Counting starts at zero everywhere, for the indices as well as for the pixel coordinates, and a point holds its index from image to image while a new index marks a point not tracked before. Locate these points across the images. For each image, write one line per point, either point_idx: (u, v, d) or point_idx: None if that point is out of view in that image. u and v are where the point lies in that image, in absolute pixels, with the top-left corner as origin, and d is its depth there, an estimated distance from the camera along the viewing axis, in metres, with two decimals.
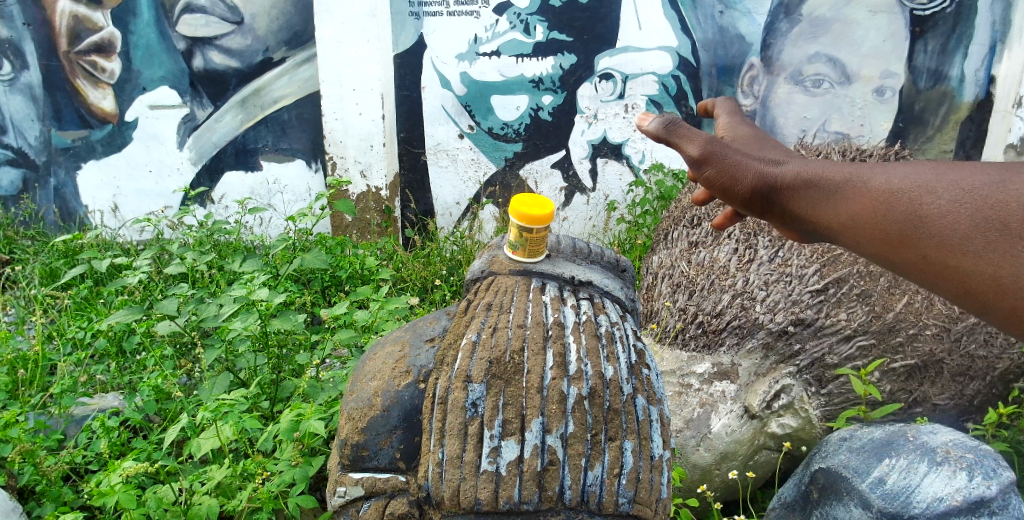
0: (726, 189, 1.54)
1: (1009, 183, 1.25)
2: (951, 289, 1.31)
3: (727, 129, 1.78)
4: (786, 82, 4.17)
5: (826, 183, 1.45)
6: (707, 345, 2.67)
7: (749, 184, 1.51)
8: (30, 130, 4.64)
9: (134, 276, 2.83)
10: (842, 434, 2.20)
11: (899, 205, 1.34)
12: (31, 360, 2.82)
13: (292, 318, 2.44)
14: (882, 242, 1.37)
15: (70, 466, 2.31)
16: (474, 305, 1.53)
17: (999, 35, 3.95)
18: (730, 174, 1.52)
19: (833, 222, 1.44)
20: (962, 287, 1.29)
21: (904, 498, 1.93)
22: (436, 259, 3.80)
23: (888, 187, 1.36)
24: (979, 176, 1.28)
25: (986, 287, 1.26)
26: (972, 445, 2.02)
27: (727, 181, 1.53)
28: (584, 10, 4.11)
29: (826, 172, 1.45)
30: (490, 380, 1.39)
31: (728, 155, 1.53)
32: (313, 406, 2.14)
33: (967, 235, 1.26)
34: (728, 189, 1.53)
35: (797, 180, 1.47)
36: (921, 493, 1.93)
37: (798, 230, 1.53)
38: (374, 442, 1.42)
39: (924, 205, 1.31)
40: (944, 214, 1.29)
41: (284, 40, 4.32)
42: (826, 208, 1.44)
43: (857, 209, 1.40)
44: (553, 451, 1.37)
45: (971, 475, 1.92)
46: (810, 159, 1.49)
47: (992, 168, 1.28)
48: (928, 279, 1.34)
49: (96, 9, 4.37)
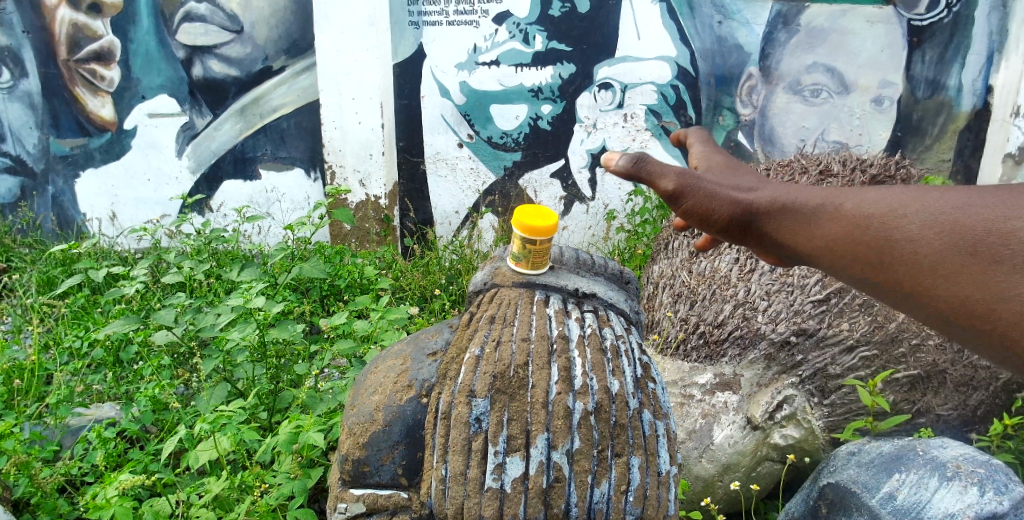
0: (703, 219, 1.51)
1: (976, 208, 1.24)
2: (927, 314, 1.28)
3: (701, 158, 1.71)
4: (784, 92, 4.16)
5: (800, 209, 1.43)
6: (709, 356, 2.63)
7: (725, 212, 1.49)
8: (28, 137, 4.62)
9: (132, 286, 2.81)
10: (851, 449, 2.19)
11: (869, 230, 1.33)
12: (27, 369, 2.79)
13: (291, 327, 2.42)
14: (857, 267, 1.35)
15: (65, 478, 2.29)
16: (477, 319, 1.52)
17: (996, 44, 3.95)
18: (705, 203, 1.50)
19: (809, 247, 1.41)
20: (936, 312, 1.26)
21: (915, 514, 1.91)
22: (435, 267, 3.77)
23: (859, 212, 1.35)
24: (946, 201, 1.27)
25: (959, 311, 1.23)
26: (983, 461, 1.99)
27: (703, 211, 1.50)
28: (582, 20, 4.11)
29: (798, 198, 1.44)
30: (494, 394, 1.37)
31: (701, 184, 1.51)
32: (312, 418, 2.12)
33: (936, 259, 1.25)
34: (705, 219, 1.51)
35: (772, 206, 1.46)
36: (932, 509, 1.90)
37: (778, 256, 1.51)
38: (375, 458, 1.39)
39: (892, 230, 1.30)
40: (913, 238, 1.28)
41: (284, 49, 4.32)
42: (802, 234, 1.42)
43: (830, 234, 1.38)
44: (559, 468, 1.34)
45: (982, 490, 1.89)
46: (784, 185, 1.48)
47: (958, 192, 1.27)
48: (904, 304, 1.31)
49: (95, 17, 4.37)
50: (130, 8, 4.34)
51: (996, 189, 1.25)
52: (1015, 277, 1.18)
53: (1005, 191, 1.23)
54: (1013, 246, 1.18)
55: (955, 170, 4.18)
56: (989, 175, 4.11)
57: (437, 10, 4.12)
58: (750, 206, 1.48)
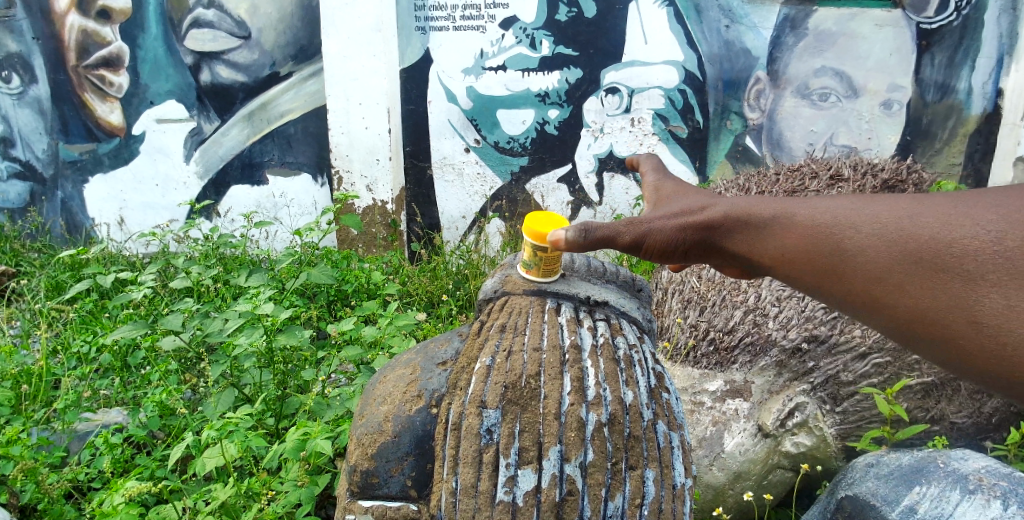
0: (661, 252, 1.48)
1: (927, 215, 1.19)
2: (882, 324, 1.24)
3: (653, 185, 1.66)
4: (792, 96, 4.13)
5: (752, 224, 1.38)
6: (720, 363, 2.61)
7: (681, 238, 1.45)
8: (38, 143, 4.64)
9: (140, 290, 2.79)
10: (868, 460, 1.92)
11: (821, 239, 1.28)
12: (34, 374, 2.78)
13: (298, 333, 2.40)
14: (812, 278, 1.30)
15: (72, 484, 2.27)
16: (488, 327, 1.50)
17: (1006, 47, 3.92)
18: (661, 236, 1.46)
19: (765, 261, 1.37)
20: (890, 321, 1.22)
21: None
22: (442, 272, 3.75)
23: (812, 222, 1.31)
24: (897, 209, 1.23)
25: (911, 320, 1.19)
26: (1006, 473, 1.73)
27: (659, 244, 1.47)
28: (589, 25, 4.10)
29: (751, 212, 1.39)
30: (505, 405, 1.35)
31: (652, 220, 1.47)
32: (319, 425, 2.10)
33: (886, 267, 1.20)
34: (663, 251, 1.48)
35: (727, 222, 1.41)
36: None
37: (741, 269, 1.47)
38: (384, 469, 1.37)
39: (844, 238, 1.26)
40: (863, 248, 1.23)
41: (291, 55, 4.32)
42: (757, 248, 1.38)
43: (784, 246, 1.33)
44: (572, 481, 1.32)
45: (1006, 504, 1.64)
46: (737, 199, 1.43)
47: (910, 200, 1.24)
48: (860, 313, 1.26)
49: (104, 23, 4.38)
50: (138, 15, 4.35)
51: (948, 197, 1.21)
52: (962, 285, 1.13)
53: (955, 199, 1.19)
54: (960, 254, 1.14)
55: (965, 174, 4.14)
56: (1000, 179, 4.07)
57: (443, 15, 4.12)
58: (705, 227, 1.43)
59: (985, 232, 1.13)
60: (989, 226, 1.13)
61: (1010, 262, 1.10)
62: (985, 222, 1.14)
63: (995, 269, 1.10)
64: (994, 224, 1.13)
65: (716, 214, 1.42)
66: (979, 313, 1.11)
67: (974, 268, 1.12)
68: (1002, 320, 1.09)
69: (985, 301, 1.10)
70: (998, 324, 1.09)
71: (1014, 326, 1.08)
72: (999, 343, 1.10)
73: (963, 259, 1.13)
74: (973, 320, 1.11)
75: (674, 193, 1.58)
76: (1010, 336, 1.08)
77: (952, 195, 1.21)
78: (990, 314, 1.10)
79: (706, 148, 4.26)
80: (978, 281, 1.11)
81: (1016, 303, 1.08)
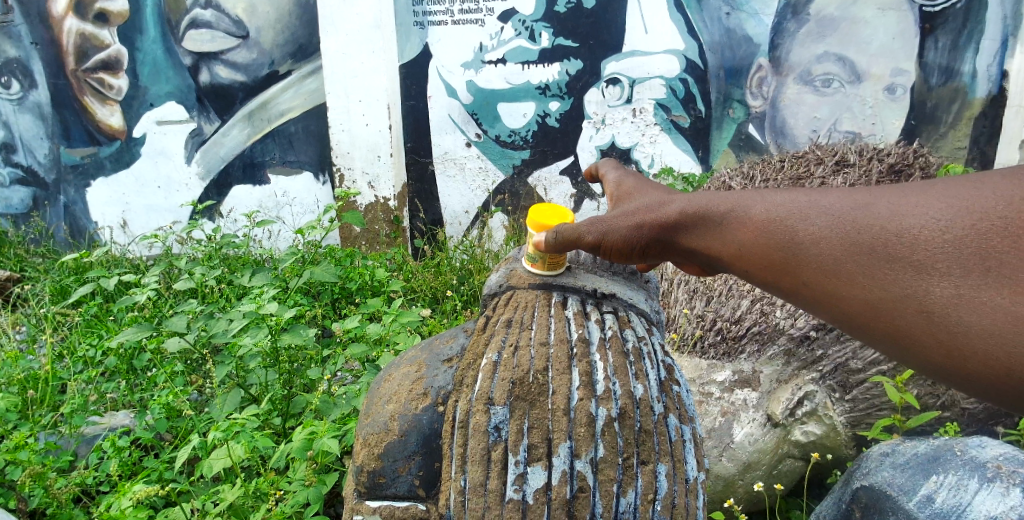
0: (619, 250, 1.46)
1: (879, 204, 1.14)
2: (835, 317, 1.17)
3: (614, 181, 1.64)
4: (795, 83, 4.10)
5: (708, 220, 1.33)
6: (727, 353, 2.60)
7: (638, 237, 1.42)
8: (39, 148, 4.64)
9: (143, 292, 2.77)
10: (883, 450, 1.90)
11: (775, 232, 1.23)
12: (41, 379, 2.77)
13: (303, 332, 2.38)
14: (767, 272, 1.25)
15: (80, 488, 2.25)
16: (494, 322, 1.48)
17: (1010, 29, 3.88)
18: (618, 235, 1.44)
19: (722, 257, 1.32)
20: (843, 315, 1.15)
21: None
22: (446, 267, 3.72)
23: (768, 215, 1.25)
24: (850, 199, 1.18)
25: (863, 312, 1.12)
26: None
27: (616, 243, 1.45)
28: (589, 16, 4.06)
29: (707, 207, 1.34)
30: (514, 401, 1.33)
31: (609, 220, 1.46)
32: (326, 424, 2.08)
33: (837, 257, 1.15)
34: (621, 250, 1.46)
35: (684, 219, 1.36)
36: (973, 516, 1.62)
37: (701, 266, 1.42)
38: (391, 469, 1.36)
39: (798, 231, 1.20)
40: (816, 240, 1.18)
41: (289, 53, 4.29)
42: (714, 243, 1.33)
43: (740, 240, 1.28)
44: (583, 478, 1.30)
45: None
46: (694, 195, 1.38)
47: (864, 190, 1.18)
48: (814, 308, 1.20)
49: (102, 26, 4.37)
50: (135, 17, 4.33)
51: (903, 187, 1.15)
52: (914, 275, 1.07)
53: (910, 188, 1.14)
54: (911, 242, 1.08)
55: (971, 158, 4.10)
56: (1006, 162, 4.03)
57: (442, 10, 4.09)
58: (662, 225, 1.39)
59: (935, 221, 1.08)
60: (939, 214, 1.08)
61: (961, 250, 1.04)
62: (935, 210, 1.08)
63: (946, 258, 1.05)
64: (944, 213, 1.08)
65: (673, 212, 1.38)
66: (930, 302, 1.05)
67: (925, 256, 1.06)
68: (953, 309, 1.03)
69: (936, 291, 1.04)
70: (950, 314, 1.03)
71: (966, 316, 1.02)
72: (950, 335, 1.03)
73: (914, 248, 1.08)
74: (924, 311, 1.06)
75: (636, 189, 1.55)
76: (962, 326, 1.02)
77: (907, 185, 1.15)
78: (940, 303, 1.04)
79: (709, 137, 4.22)
80: (928, 270, 1.06)
81: (967, 292, 1.02)
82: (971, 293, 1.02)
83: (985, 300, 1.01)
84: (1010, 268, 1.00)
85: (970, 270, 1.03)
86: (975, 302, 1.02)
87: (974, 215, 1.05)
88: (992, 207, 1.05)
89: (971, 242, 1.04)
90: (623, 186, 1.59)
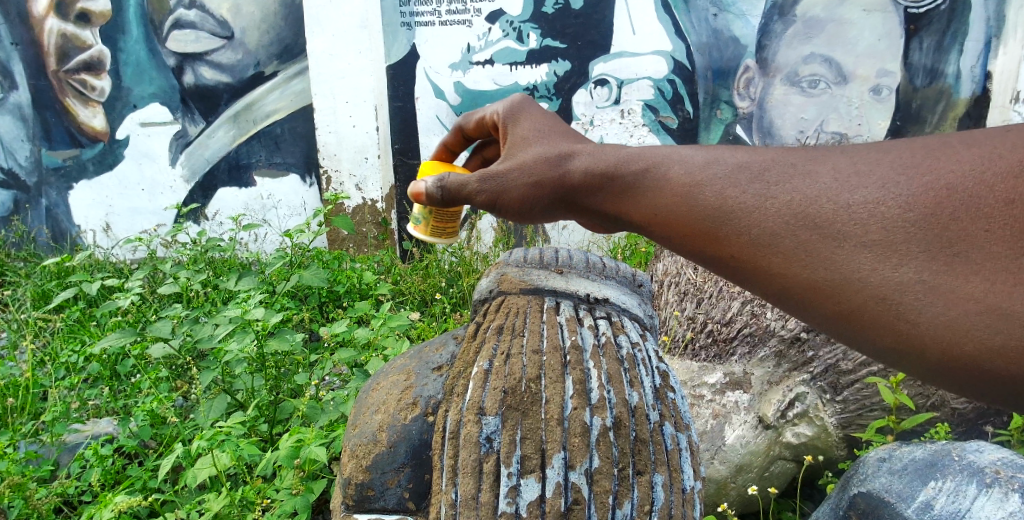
0: (516, 209, 1.40)
1: (821, 172, 1.03)
2: (772, 295, 1.06)
3: (505, 114, 1.54)
4: (782, 84, 4.08)
5: (624, 183, 1.24)
6: (719, 355, 2.58)
7: (537, 195, 1.36)
8: (20, 150, 4.56)
9: (126, 297, 2.70)
10: (880, 455, 1.87)
11: (703, 200, 1.11)
12: (21, 387, 2.71)
13: (290, 337, 2.33)
14: (698, 244, 1.12)
15: (62, 498, 2.19)
16: (485, 329, 1.46)
17: (994, 30, 3.90)
18: (515, 193, 1.39)
19: (639, 221, 1.22)
20: (781, 293, 1.04)
21: None
22: (435, 270, 3.69)
23: (687, 178, 1.15)
24: (780, 163, 1.07)
25: (804, 292, 1.01)
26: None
27: (513, 202, 1.39)
28: (577, 16, 4.04)
29: (620, 168, 1.24)
30: (505, 411, 1.28)
31: (502, 179, 1.39)
32: (314, 431, 2.03)
33: (776, 233, 1.03)
34: (518, 208, 1.40)
35: (590, 180, 1.29)
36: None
37: (604, 225, 1.35)
38: (380, 481, 1.33)
39: (726, 197, 1.09)
40: (751, 211, 1.06)
41: (276, 54, 4.27)
42: (633, 209, 1.22)
43: (661, 205, 1.17)
44: (577, 489, 1.24)
45: None
46: (597, 148, 1.31)
47: (799, 150, 1.09)
48: (750, 284, 1.08)
49: (84, 27, 4.32)
50: (118, 17, 4.29)
51: (847, 149, 1.05)
52: (866, 255, 0.95)
53: (860, 153, 1.03)
54: (865, 220, 0.97)
55: None
56: None
57: (429, 10, 4.06)
58: (561, 184, 1.33)
59: (893, 196, 0.96)
60: (897, 188, 0.97)
61: (925, 231, 0.93)
62: (893, 184, 0.97)
63: (909, 240, 0.93)
64: (905, 187, 0.96)
65: (575, 170, 1.31)
66: (887, 288, 0.94)
67: (883, 236, 0.95)
68: (914, 297, 0.92)
69: (896, 276, 0.93)
70: (911, 301, 0.93)
71: (931, 304, 0.92)
72: (911, 324, 0.93)
73: (869, 226, 0.96)
74: (880, 296, 0.95)
75: (527, 134, 1.45)
76: (925, 315, 0.92)
77: (856, 147, 1.05)
78: (900, 289, 0.93)
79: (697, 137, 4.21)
80: (887, 251, 0.94)
81: (933, 278, 0.92)
82: (937, 280, 0.92)
83: (952, 287, 0.91)
84: (981, 254, 0.91)
85: (936, 255, 0.92)
86: (942, 289, 0.91)
87: (940, 191, 0.94)
88: (958, 181, 0.94)
89: (937, 222, 0.93)
90: (515, 131, 1.49)
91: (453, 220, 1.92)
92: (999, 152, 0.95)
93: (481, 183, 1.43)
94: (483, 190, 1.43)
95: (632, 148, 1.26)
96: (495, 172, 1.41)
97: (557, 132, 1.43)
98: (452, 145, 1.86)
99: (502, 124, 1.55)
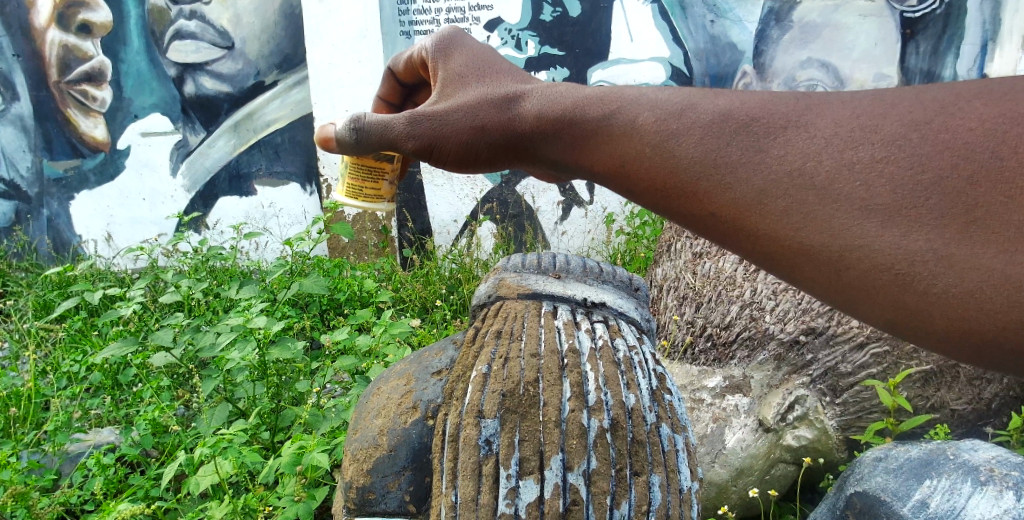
0: (456, 154, 1.38)
1: (819, 124, 0.97)
2: (756, 256, 1.01)
3: (441, 52, 1.51)
4: (779, 88, 4.11)
5: (584, 129, 1.19)
6: (718, 359, 2.60)
7: (483, 142, 1.34)
8: (22, 161, 4.59)
9: (129, 305, 2.68)
10: (876, 455, 1.89)
11: (684, 152, 1.05)
12: (23, 396, 2.72)
13: (292, 345, 2.35)
14: (674, 202, 1.07)
15: (64, 507, 2.18)
16: (483, 335, 1.48)
17: (990, 34, 3.93)
18: (456, 139, 1.36)
19: (602, 171, 1.18)
20: (766, 254, 0.99)
21: None
22: (435, 277, 3.71)
23: (659, 125, 1.09)
24: (770, 111, 1.01)
25: (796, 255, 0.96)
26: (1019, 462, 1.72)
27: (453, 149, 1.37)
28: (574, 24, 4.08)
29: (578, 112, 1.20)
30: (504, 414, 1.29)
31: (439, 122, 1.37)
32: (316, 438, 2.04)
33: (768, 193, 0.97)
34: (459, 154, 1.38)
35: (542, 124, 1.25)
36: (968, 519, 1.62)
37: (550, 171, 1.34)
38: (381, 484, 1.35)
39: (712, 151, 1.02)
40: (736, 166, 1.00)
41: (276, 64, 4.33)
42: (594, 157, 1.18)
43: (626, 154, 1.12)
44: (575, 490, 1.24)
45: (1020, 494, 1.62)
46: (549, 89, 1.27)
47: (791, 96, 1.02)
48: (730, 243, 1.04)
49: (85, 38, 4.36)
50: (119, 29, 4.34)
51: (849, 97, 0.99)
52: (872, 221, 0.90)
53: (868, 105, 0.96)
54: (871, 180, 0.91)
55: None
56: None
57: (428, 19, 4.09)
58: (509, 129, 1.30)
59: (903, 155, 0.90)
60: (908, 147, 0.90)
61: (941, 195, 0.87)
62: (904, 140, 0.91)
63: (922, 207, 0.88)
64: (917, 145, 0.90)
65: (527, 113, 1.27)
66: (892, 256, 0.89)
67: (893, 201, 0.89)
68: (926, 270, 0.87)
69: (904, 244, 0.88)
70: (921, 272, 0.88)
71: (943, 275, 0.87)
72: (921, 297, 0.88)
73: (877, 188, 0.90)
74: (884, 264, 0.89)
75: (463, 73, 1.43)
76: (936, 287, 0.87)
77: (861, 97, 0.99)
78: (911, 260, 0.88)
79: None
80: (896, 218, 0.89)
81: (946, 249, 0.86)
82: (952, 250, 0.86)
83: (967, 257, 0.86)
84: (1002, 223, 0.85)
85: (950, 224, 0.86)
86: (956, 259, 0.86)
87: (957, 151, 0.88)
88: (978, 140, 0.88)
89: (952, 185, 0.87)
90: (447, 69, 1.46)
91: (371, 180, 1.92)
92: (1020, 112, 0.88)
93: (412, 126, 1.41)
94: (414, 133, 1.41)
95: (589, 90, 1.21)
96: (428, 113, 1.39)
97: (493, 70, 1.41)
98: (386, 98, 1.87)
99: (432, 63, 1.52)
